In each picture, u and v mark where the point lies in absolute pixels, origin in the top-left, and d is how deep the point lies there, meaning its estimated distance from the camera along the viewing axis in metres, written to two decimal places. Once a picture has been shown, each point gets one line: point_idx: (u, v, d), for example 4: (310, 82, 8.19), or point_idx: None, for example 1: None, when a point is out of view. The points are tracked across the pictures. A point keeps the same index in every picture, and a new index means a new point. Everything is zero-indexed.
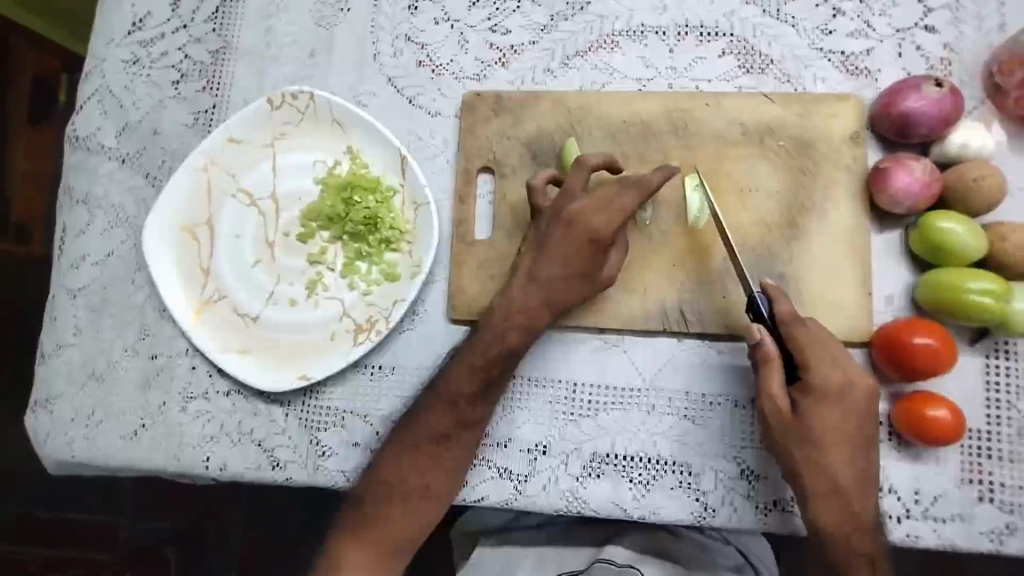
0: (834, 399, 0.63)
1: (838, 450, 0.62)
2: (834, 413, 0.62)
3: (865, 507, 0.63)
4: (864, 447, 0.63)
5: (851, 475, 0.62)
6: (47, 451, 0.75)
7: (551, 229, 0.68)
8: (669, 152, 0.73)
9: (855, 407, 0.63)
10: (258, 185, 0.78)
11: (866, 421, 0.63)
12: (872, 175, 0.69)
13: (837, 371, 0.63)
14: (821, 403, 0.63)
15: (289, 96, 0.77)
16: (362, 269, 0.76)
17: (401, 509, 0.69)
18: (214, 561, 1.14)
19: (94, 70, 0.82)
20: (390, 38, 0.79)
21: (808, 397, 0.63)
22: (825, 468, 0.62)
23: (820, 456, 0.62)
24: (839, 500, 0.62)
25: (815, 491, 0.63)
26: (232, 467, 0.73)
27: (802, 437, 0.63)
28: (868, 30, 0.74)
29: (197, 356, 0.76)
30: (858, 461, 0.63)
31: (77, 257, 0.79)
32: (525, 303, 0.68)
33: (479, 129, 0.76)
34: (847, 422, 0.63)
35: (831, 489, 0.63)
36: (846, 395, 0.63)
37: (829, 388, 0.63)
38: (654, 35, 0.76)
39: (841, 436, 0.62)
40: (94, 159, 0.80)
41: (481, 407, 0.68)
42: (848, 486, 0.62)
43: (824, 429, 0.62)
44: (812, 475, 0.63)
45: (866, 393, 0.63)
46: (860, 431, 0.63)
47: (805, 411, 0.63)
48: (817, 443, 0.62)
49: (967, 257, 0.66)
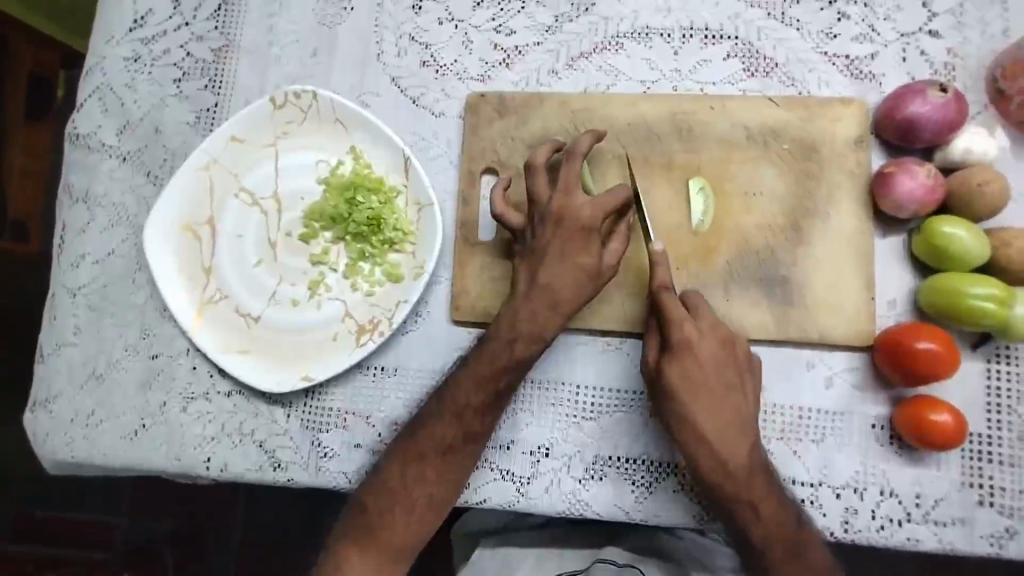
0: (688, 353, 0.65)
1: (697, 400, 0.64)
2: (690, 366, 0.64)
3: (736, 454, 0.63)
4: (730, 397, 0.65)
5: (714, 426, 0.64)
6: (46, 451, 0.75)
7: (544, 234, 0.68)
8: (673, 155, 0.73)
9: (710, 358, 0.65)
10: (260, 185, 0.78)
11: (727, 372, 0.65)
12: (875, 179, 0.70)
13: (689, 325, 0.65)
14: (676, 358, 0.65)
15: (291, 95, 0.76)
16: (365, 270, 0.76)
17: (406, 516, 0.68)
18: (214, 562, 1.14)
19: (95, 67, 0.81)
20: (393, 38, 0.79)
21: (668, 355, 0.65)
22: (686, 418, 0.64)
23: (680, 407, 0.65)
24: (703, 449, 0.64)
25: (683, 440, 0.65)
26: (233, 468, 0.73)
27: (660, 391, 0.66)
28: (872, 34, 0.74)
29: (198, 356, 0.76)
30: (722, 412, 0.64)
31: (77, 256, 0.78)
32: (534, 312, 0.67)
33: (483, 130, 0.76)
34: (703, 374, 0.64)
35: (698, 440, 0.64)
36: (698, 345, 0.65)
37: (682, 342, 0.65)
38: (659, 37, 0.76)
39: (699, 385, 0.64)
40: (94, 156, 0.79)
41: (490, 418, 0.68)
42: (711, 434, 0.64)
43: (679, 381, 0.64)
44: (676, 426, 0.65)
45: (719, 343, 0.65)
46: (721, 381, 0.65)
47: (662, 367, 0.65)
48: (675, 394, 0.65)
49: (969, 261, 0.66)
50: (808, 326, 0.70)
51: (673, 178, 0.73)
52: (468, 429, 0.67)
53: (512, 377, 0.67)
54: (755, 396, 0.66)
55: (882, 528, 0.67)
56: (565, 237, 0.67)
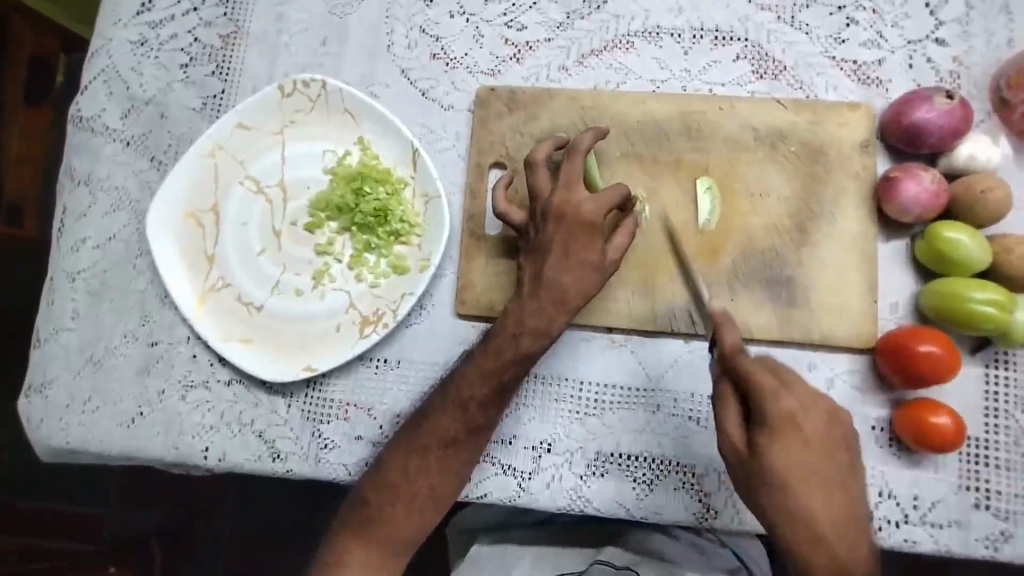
0: (794, 433, 0.57)
1: (809, 490, 0.56)
2: (797, 449, 0.57)
3: (857, 555, 0.56)
4: (840, 483, 0.58)
5: (830, 520, 0.56)
6: (40, 437, 0.74)
7: (549, 233, 0.68)
8: (681, 154, 0.74)
9: (815, 433, 0.58)
10: (266, 173, 0.77)
11: (834, 450, 0.58)
12: (880, 184, 0.70)
13: (788, 399, 0.57)
14: (780, 441, 0.57)
15: (300, 84, 0.76)
16: (370, 261, 0.76)
17: (408, 509, 0.68)
18: (206, 555, 1.13)
19: (101, 50, 0.80)
20: (404, 29, 0.79)
21: (763, 433, 0.57)
22: (800, 512, 0.56)
23: (789, 499, 0.56)
24: (822, 551, 0.56)
25: (793, 539, 0.56)
26: (231, 458, 0.73)
27: (764, 479, 0.57)
28: (879, 41, 0.75)
29: (199, 344, 0.75)
30: (835, 499, 0.57)
31: (77, 240, 0.77)
32: (538, 306, 0.67)
33: (492, 124, 0.76)
34: (811, 455, 0.57)
35: (812, 537, 0.56)
36: (803, 421, 0.57)
37: (786, 420, 0.57)
38: (669, 37, 0.77)
39: (812, 471, 0.57)
40: (97, 140, 0.79)
41: (492, 411, 0.67)
42: (826, 529, 0.56)
43: (787, 468, 0.56)
44: (780, 518, 0.57)
45: (823, 418, 0.58)
46: (830, 465, 0.57)
47: (763, 449, 0.57)
48: (783, 482, 0.56)
49: (971, 266, 0.67)
50: (811, 328, 0.70)
51: (681, 178, 0.74)
52: (473, 423, 0.67)
53: (517, 370, 0.67)
54: (857, 476, 0.59)
55: (879, 529, 0.68)
56: (570, 230, 0.67)
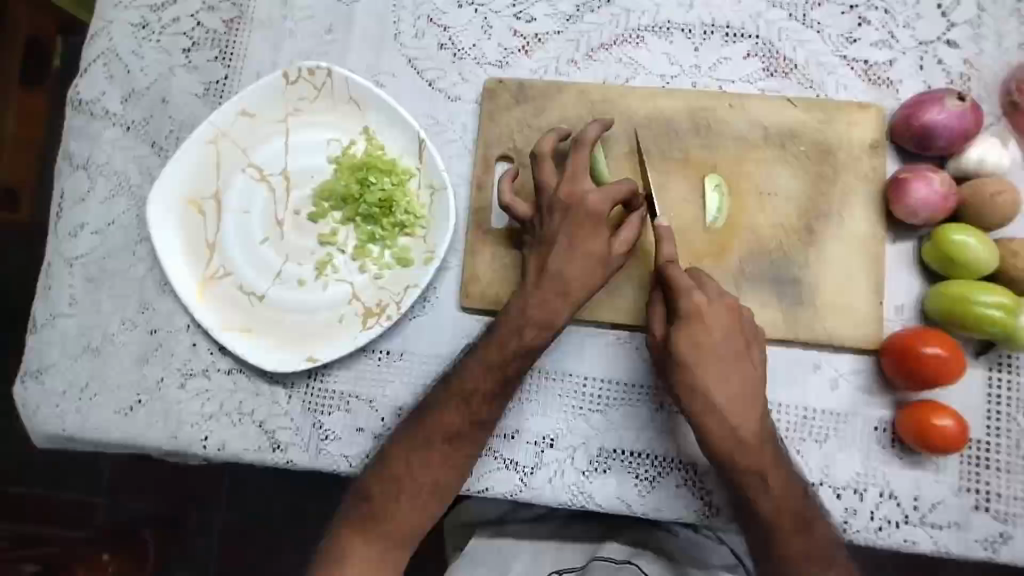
0: (698, 320, 0.64)
1: (708, 369, 0.63)
2: (700, 334, 0.63)
3: (748, 426, 0.62)
4: (742, 366, 0.64)
5: (726, 397, 0.63)
6: (36, 424, 0.73)
7: (554, 224, 0.67)
8: (689, 150, 0.73)
9: (720, 325, 0.64)
10: (269, 161, 0.76)
11: (738, 341, 0.64)
12: (890, 184, 0.70)
13: (699, 294, 0.64)
14: (684, 327, 0.64)
15: (305, 71, 0.75)
16: (373, 252, 0.75)
17: (412, 503, 0.67)
18: (200, 545, 1.13)
19: (101, 32, 0.79)
20: (411, 18, 0.78)
21: (676, 322, 0.64)
22: (698, 387, 0.63)
23: (690, 377, 0.63)
24: (715, 420, 0.63)
25: (692, 411, 0.64)
26: (230, 448, 0.72)
27: (670, 362, 0.64)
28: (891, 41, 0.74)
29: (199, 333, 0.74)
30: (734, 381, 0.63)
31: (76, 225, 0.76)
32: (543, 298, 0.66)
33: (500, 117, 0.75)
34: (713, 340, 0.63)
35: (708, 410, 0.63)
36: (708, 314, 0.64)
37: (693, 310, 0.64)
38: (680, 32, 0.76)
39: (711, 356, 0.63)
40: (97, 124, 0.77)
41: (497, 405, 0.67)
42: (722, 405, 0.63)
43: (688, 350, 0.63)
44: (685, 394, 0.64)
45: (729, 314, 0.65)
46: (732, 351, 0.64)
47: (672, 336, 0.64)
48: (685, 362, 0.64)
49: (978, 268, 0.67)
50: (816, 327, 0.70)
51: (688, 175, 0.73)
52: (477, 417, 0.67)
53: (522, 363, 0.67)
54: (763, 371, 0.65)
55: (880, 529, 0.68)
56: (578, 224, 0.66)
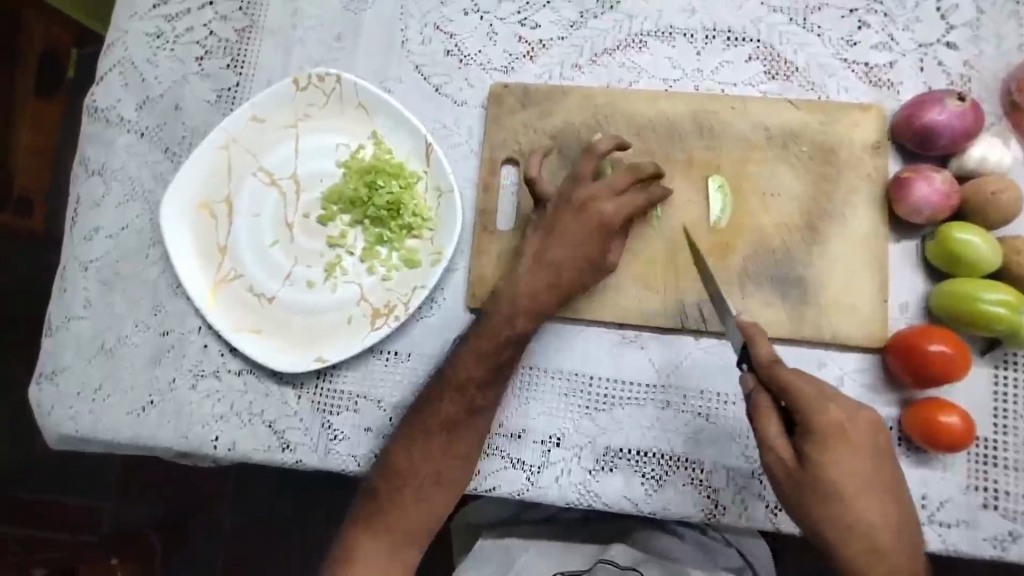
0: (843, 440, 0.57)
1: (865, 501, 0.57)
2: (849, 457, 0.57)
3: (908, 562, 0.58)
4: (888, 489, 0.58)
5: (884, 529, 0.57)
6: (50, 424, 0.74)
7: (565, 214, 0.69)
8: (693, 152, 0.74)
9: (864, 443, 0.58)
10: (279, 166, 0.78)
11: (880, 456, 0.58)
12: (892, 184, 0.71)
13: (834, 408, 0.57)
14: (829, 449, 0.57)
15: (315, 78, 0.77)
16: (381, 254, 0.76)
17: (415, 495, 0.68)
18: (207, 551, 1.13)
19: (116, 42, 0.81)
20: (419, 26, 0.80)
21: (814, 443, 0.57)
22: (857, 524, 0.57)
23: (847, 513, 0.57)
24: (881, 563, 0.57)
25: (855, 550, 0.57)
26: (240, 448, 0.73)
27: (823, 492, 0.57)
28: (891, 43, 0.75)
29: (210, 335, 0.75)
30: (886, 506, 0.58)
31: (90, 229, 0.78)
32: (533, 288, 0.68)
33: (505, 120, 0.76)
34: (860, 463, 0.57)
35: (871, 551, 0.57)
36: (850, 430, 0.57)
37: (837, 429, 0.57)
38: (683, 37, 0.77)
39: (864, 482, 0.57)
40: (112, 130, 0.79)
41: (491, 393, 0.68)
42: (882, 541, 0.57)
43: (843, 480, 0.57)
44: (845, 532, 0.57)
45: (867, 426, 0.58)
46: (879, 473, 0.58)
47: (814, 461, 0.57)
48: (842, 494, 0.57)
49: (982, 267, 0.67)
50: (821, 325, 0.71)
51: (691, 176, 0.74)
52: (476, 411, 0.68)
53: (514, 350, 0.68)
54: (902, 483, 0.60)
55: None
56: (584, 220, 0.68)
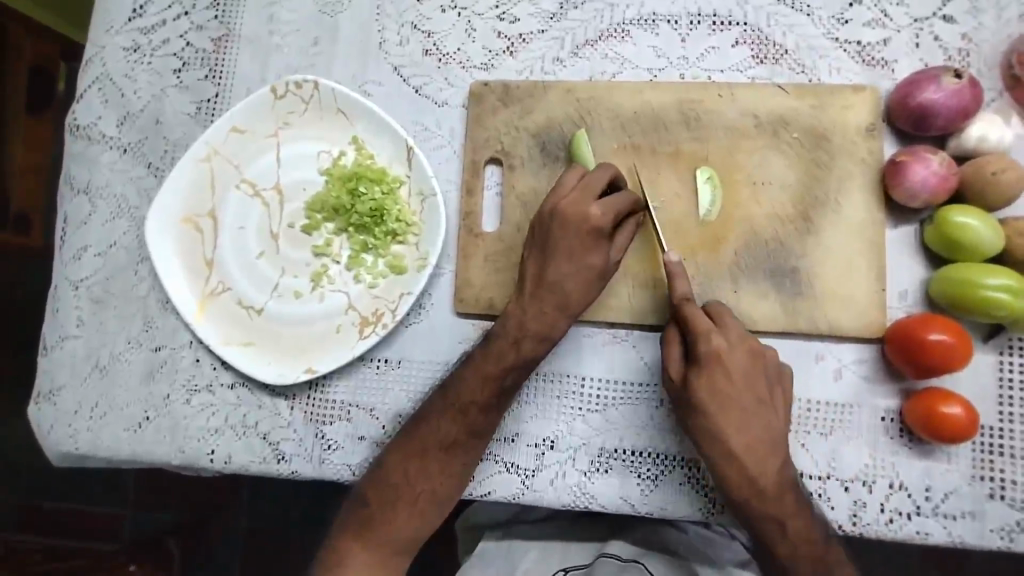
0: (717, 365, 0.62)
1: (730, 419, 0.61)
2: (720, 379, 0.61)
3: (767, 473, 0.61)
4: (762, 410, 0.62)
5: (744, 442, 0.61)
6: (51, 443, 0.74)
7: (558, 233, 0.66)
8: (680, 143, 0.72)
9: (741, 371, 0.62)
10: (261, 175, 0.77)
11: (759, 387, 0.62)
12: (887, 168, 0.68)
13: (719, 339, 0.62)
14: (704, 371, 0.62)
15: (293, 84, 0.75)
16: (367, 261, 0.75)
17: (410, 511, 0.69)
18: (223, 553, 1.14)
19: (94, 57, 0.80)
20: (396, 26, 0.78)
21: (693, 366, 0.62)
22: (717, 436, 0.62)
23: (710, 427, 0.62)
24: (736, 470, 0.61)
25: (713, 458, 0.62)
26: (237, 460, 0.73)
27: (690, 407, 0.62)
28: (884, 19, 0.72)
29: (201, 349, 0.75)
30: (754, 428, 0.61)
31: (79, 248, 0.78)
32: (541, 311, 0.66)
33: (487, 119, 0.75)
34: (733, 387, 0.62)
35: (729, 459, 0.62)
36: (728, 358, 0.62)
37: (713, 356, 0.62)
38: (666, 24, 0.75)
39: (731, 402, 0.61)
40: (94, 148, 0.79)
41: (493, 415, 0.68)
42: (740, 451, 0.61)
43: (710, 398, 0.61)
44: (704, 442, 0.62)
45: (752, 359, 0.62)
46: (754, 396, 0.62)
47: (689, 381, 0.62)
48: (704, 411, 0.62)
49: (983, 251, 0.64)
50: (817, 318, 0.69)
51: (680, 169, 0.72)
52: (461, 411, 0.67)
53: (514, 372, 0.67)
54: (786, 411, 0.63)
55: (890, 521, 0.66)
56: (582, 234, 0.65)
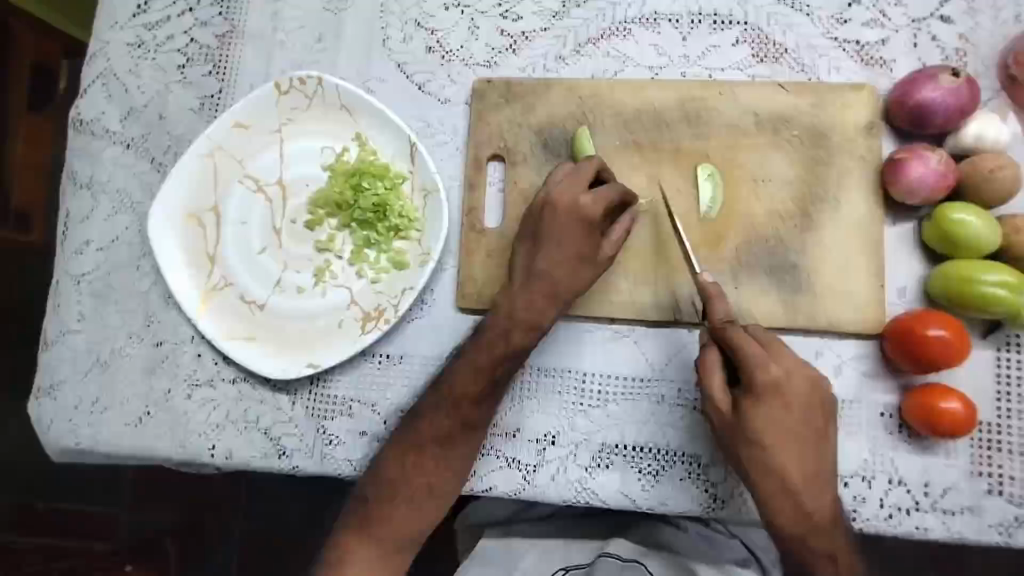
0: (776, 396, 0.61)
1: (786, 449, 0.62)
2: (778, 410, 0.61)
3: (821, 504, 0.62)
4: (814, 440, 0.62)
5: (799, 473, 0.62)
6: (51, 438, 0.74)
7: (547, 223, 0.68)
8: (681, 141, 0.73)
9: (797, 400, 0.62)
10: (264, 171, 0.77)
11: (811, 415, 0.62)
12: (886, 165, 0.69)
13: (776, 368, 0.62)
14: (761, 402, 0.61)
15: (297, 81, 0.76)
16: (370, 257, 0.75)
17: (408, 504, 0.69)
18: (220, 553, 1.14)
19: (99, 53, 0.81)
20: (399, 23, 0.79)
21: (748, 394, 0.62)
22: (774, 467, 0.62)
23: (766, 458, 0.62)
24: (791, 502, 0.62)
25: (769, 490, 0.62)
26: (238, 455, 0.73)
27: (746, 438, 0.62)
28: (883, 19, 0.73)
29: (203, 343, 0.75)
30: (809, 458, 0.62)
31: (81, 243, 0.78)
32: (529, 297, 0.67)
33: (490, 116, 0.75)
34: (789, 417, 0.62)
35: (783, 490, 0.62)
36: (786, 387, 0.62)
37: (772, 385, 0.61)
38: (668, 23, 0.76)
39: (788, 434, 0.62)
40: (97, 143, 0.79)
41: (485, 406, 0.68)
42: (797, 483, 0.61)
43: (767, 429, 0.61)
44: (759, 473, 0.62)
45: (808, 387, 0.62)
46: (809, 426, 0.62)
47: (744, 412, 0.62)
48: (761, 442, 0.61)
49: (981, 248, 0.65)
50: (816, 314, 0.69)
51: (682, 166, 0.73)
52: (461, 406, 0.67)
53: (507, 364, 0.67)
54: (833, 438, 0.64)
55: (890, 516, 0.66)
56: (571, 222, 0.67)
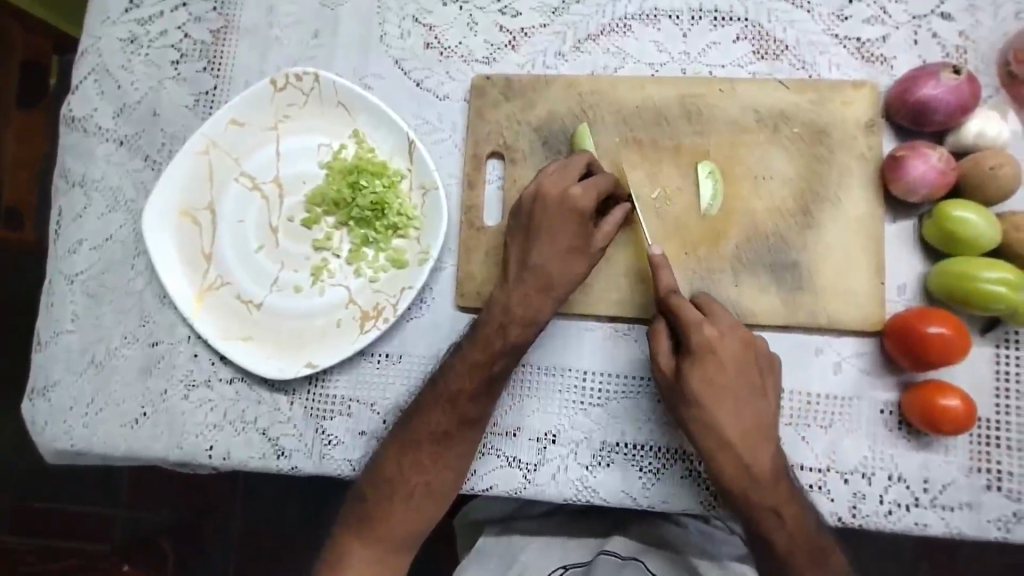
0: (710, 354, 0.63)
1: (722, 406, 0.63)
2: (713, 368, 0.63)
3: (760, 460, 0.62)
4: (753, 399, 0.63)
5: (737, 428, 0.63)
6: (44, 439, 0.73)
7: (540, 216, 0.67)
8: (680, 138, 0.73)
9: (733, 360, 0.63)
10: (260, 169, 0.76)
11: (749, 372, 0.64)
12: (886, 163, 0.69)
13: (710, 328, 0.64)
14: (698, 363, 0.63)
15: (293, 77, 0.75)
16: (368, 255, 0.75)
17: (406, 504, 0.69)
18: (217, 551, 1.13)
19: (90, 49, 0.79)
20: (397, 19, 0.78)
21: (686, 356, 0.64)
22: (710, 424, 0.63)
23: (704, 414, 0.63)
24: (729, 457, 0.62)
25: (707, 447, 0.63)
26: (235, 456, 0.72)
27: (684, 397, 0.63)
28: (883, 16, 0.73)
29: (199, 343, 0.75)
30: (744, 412, 0.63)
31: (74, 242, 0.77)
32: (523, 291, 0.67)
33: (489, 113, 0.75)
34: (727, 376, 0.63)
35: (722, 445, 0.63)
36: (721, 347, 0.63)
37: (704, 347, 0.63)
38: (668, 19, 0.75)
39: (724, 391, 0.63)
40: (91, 141, 0.78)
41: (482, 403, 0.67)
42: (735, 439, 0.62)
43: (703, 388, 0.63)
44: (698, 431, 0.63)
45: (743, 347, 0.64)
46: (746, 385, 0.63)
47: (683, 373, 0.63)
48: (698, 401, 0.63)
49: (981, 245, 0.65)
50: (817, 312, 0.69)
51: (681, 163, 0.72)
52: (457, 403, 0.67)
53: (505, 361, 0.67)
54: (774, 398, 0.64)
55: (889, 513, 0.67)
56: (566, 219, 0.67)
